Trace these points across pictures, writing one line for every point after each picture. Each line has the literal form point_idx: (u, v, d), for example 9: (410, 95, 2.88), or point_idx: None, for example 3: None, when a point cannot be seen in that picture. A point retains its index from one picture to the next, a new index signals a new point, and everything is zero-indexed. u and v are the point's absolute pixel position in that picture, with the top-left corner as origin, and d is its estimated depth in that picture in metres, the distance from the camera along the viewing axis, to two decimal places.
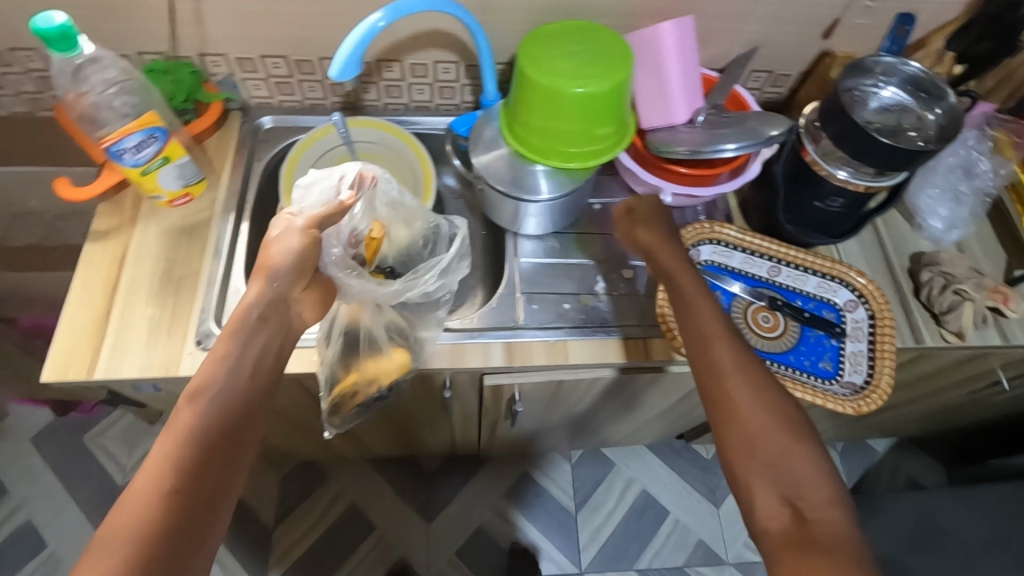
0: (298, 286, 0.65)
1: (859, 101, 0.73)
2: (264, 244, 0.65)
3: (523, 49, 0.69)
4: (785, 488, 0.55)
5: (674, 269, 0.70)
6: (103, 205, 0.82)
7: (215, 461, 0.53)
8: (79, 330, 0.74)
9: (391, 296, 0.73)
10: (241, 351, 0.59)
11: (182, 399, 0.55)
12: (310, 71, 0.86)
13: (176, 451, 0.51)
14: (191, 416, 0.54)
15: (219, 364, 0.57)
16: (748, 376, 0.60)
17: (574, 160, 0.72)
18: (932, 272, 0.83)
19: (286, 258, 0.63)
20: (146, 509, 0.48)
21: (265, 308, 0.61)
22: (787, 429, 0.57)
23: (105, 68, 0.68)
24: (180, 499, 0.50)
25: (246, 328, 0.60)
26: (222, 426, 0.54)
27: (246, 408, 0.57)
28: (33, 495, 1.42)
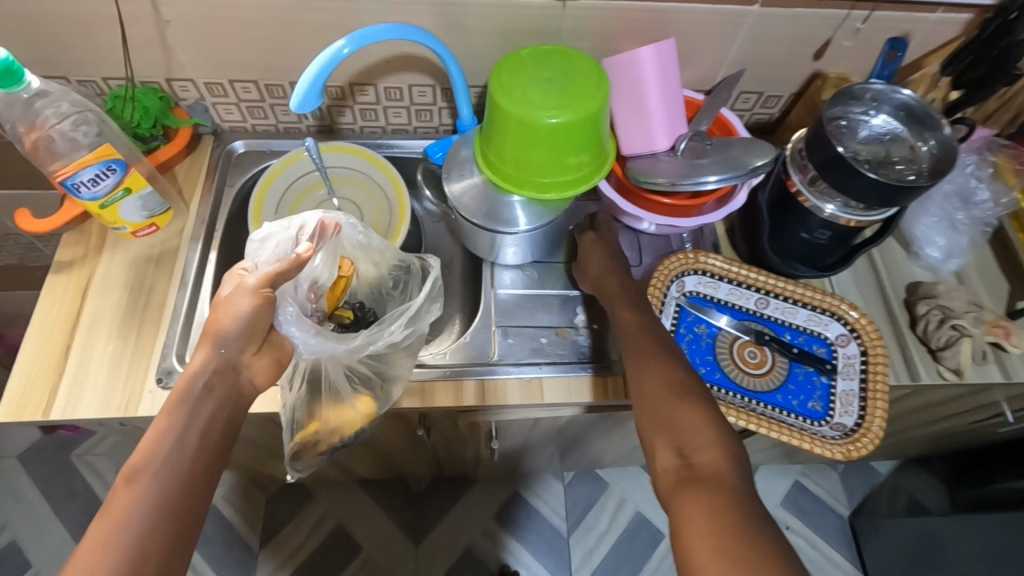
0: (249, 350, 0.61)
1: (848, 130, 0.70)
2: (214, 308, 0.61)
3: (494, 76, 0.66)
4: (676, 440, 0.56)
5: (615, 297, 0.72)
6: (67, 234, 0.80)
7: (159, 547, 0.49)
8: (37, 366, 0.72)
9: (352, 352, 0.68)
10: (186, 422, 0.54)
11: (119, 481, 0.50)
12: (281, 95, 0.84)
13: (112, 541, 0.47)
14: (129, 500, 0.49)
15: (163, 440, 0.53)
16: (657, 357, 0.63)
17: (549, 190, 0.69)
18: (929, 305, 0.79)
19: (236, 319, 0.59)
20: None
21: (210, 376, 0.57)
22: (675, 389, 0.59)
23: (56, 102, 0.66)
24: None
25: (193, 400, 0.56)
26: (166, 508, 0.50)
27: (192, 484, 0.52)
28: (18, 514, 1.40)
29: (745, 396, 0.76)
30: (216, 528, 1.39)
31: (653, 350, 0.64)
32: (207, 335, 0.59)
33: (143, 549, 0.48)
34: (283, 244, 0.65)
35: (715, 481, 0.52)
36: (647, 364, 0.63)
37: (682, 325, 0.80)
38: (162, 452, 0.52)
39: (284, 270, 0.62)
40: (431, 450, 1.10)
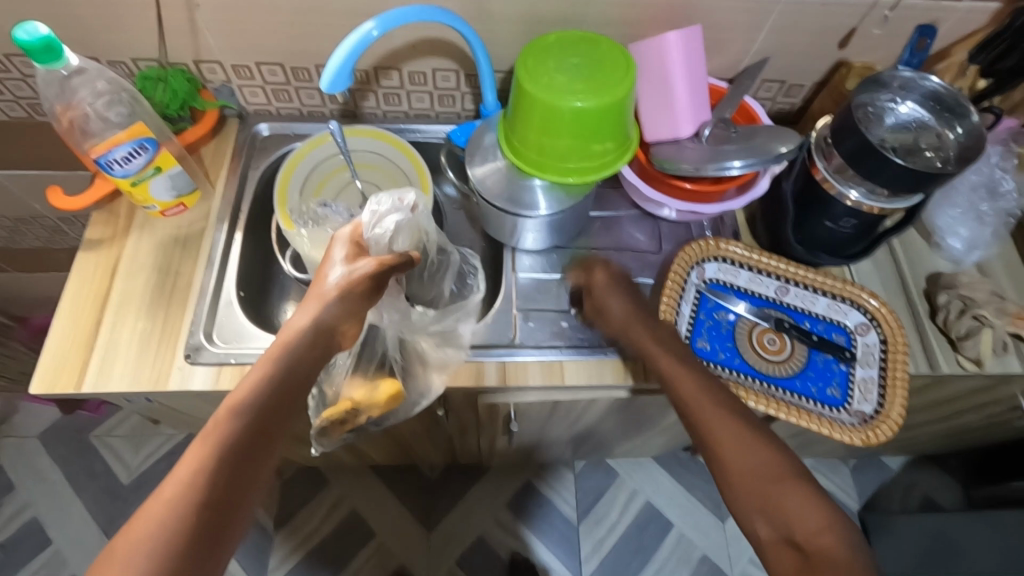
0: (352, 322, 0.61)
1: (875, 117, 0.70)
2: (324, 272, 0.62)
3: (520, 60, 0.66)
4: (781, 523, 0.54)
5: (654, 351, 0.69)
6: (97, 214, 0.81)
7: (242, 481, 0.49)
8: (69, 341, 0.73)
9: (409, 324, 0.76)
10: (289, 367, 0.55)
11: (220, 409, 0.52)
12: (307, 79, 0.85)
13: (204, 465, 0.48)
14: (227, 426, 0.50)
15: (269, 378, 0.53)
16: (739, 435, 0.60)
17: (572, 175, 0.70)
18: (950, 295, 0.79)
19: (341, 287, 0.60)
20: (161, 526, 0.45)
21: (316, 332, 0.57)
22: (770, 470, 0.57)
23: (93, 79, 0.67)
24: (197, 518, 0.46)
25: (298, 348, 0.56)
26: (256, 443, 0.50)
27: (282, 426, 0.53)
28: (39, 493, 1.43)
29: (765, 381, 0.77)
30: None
31: (735, 421, 0.61)
32: (319, 295, 0.60)
33: (228, 479, 0.48)
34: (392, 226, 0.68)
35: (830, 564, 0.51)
36: (734, 439, 0.59)
37: (703, 311, 0.80)
38: (266, 388, 0.53)
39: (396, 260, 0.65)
40: (446, 435, 1.11)
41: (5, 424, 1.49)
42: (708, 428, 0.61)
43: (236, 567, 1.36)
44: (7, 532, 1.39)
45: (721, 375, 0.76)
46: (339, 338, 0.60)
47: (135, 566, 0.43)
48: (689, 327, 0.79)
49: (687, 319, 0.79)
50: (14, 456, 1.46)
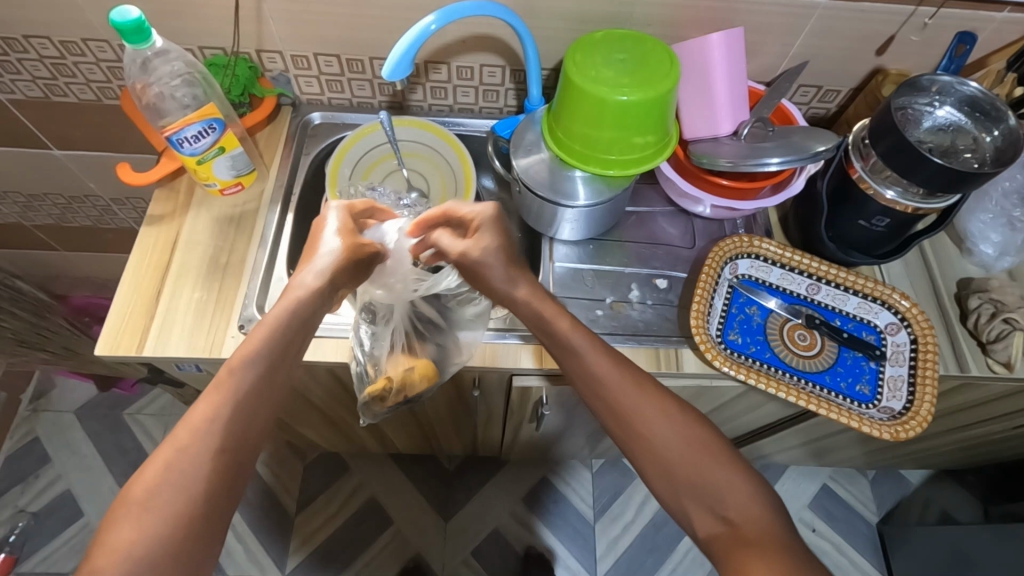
0: (350, 280, 0.70)
1: (912, 120, 0.73)
2: (323, 242, 0.69)
3: (569, 56, 0.70)
4: (713, 502, 0.60)
5: (558, 330, 0.67)
6: (159, 190, 0.86)
7: (248, 436, 0.58)
8: (132, 307, 0.78)
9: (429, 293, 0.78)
10: (288, 333, 0.63)
11: (224, 368, 0.60)
12: (360, 70, 0.89)
13: (215, 429, 0.57)
14: (236, 383, 0.59)
15: (265, 350, 0.61)
16: (662, 412, 0.63)
17: (613, 166, 0.73)
18: (981, 299, 0.80)
19: (343, 253, 0.68)
20: (179, 477, 0.54)
21: (323, 289, 0.66)
22: (702, 452, 0.62)
23: (172, 60, 0.72)
24: (214, 469, 0.55)
25: (302, 316, 0.64)
26: (257, 406, 0.59)
27: (280, 390, 0.62)
28: (74, 466, 1.47)
29: (795, 375, 0.79)
30: (255, 493, 1.44)
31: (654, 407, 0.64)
32: (324, 258, 0.68)
33: (236, 441, 0.57)
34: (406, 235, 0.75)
35: (763, 539, 0.57)
36: (656, 423, 0.63)
37: (734, 305, 0.82)
38: (266, 355, 0.61)
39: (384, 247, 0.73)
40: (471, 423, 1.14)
41: (43, 398, 1.55)
42: (631, 412, 0.64)
43: (258, 547, 1.39)
44: (41, 501, 1.44)
45: (752, 367, 0.78)
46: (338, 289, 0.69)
47: (163, 506, 0.53)
48: (721, 320, 0.81)
49: (719, 313, 0.81)
50: (50, 429, 1.51)
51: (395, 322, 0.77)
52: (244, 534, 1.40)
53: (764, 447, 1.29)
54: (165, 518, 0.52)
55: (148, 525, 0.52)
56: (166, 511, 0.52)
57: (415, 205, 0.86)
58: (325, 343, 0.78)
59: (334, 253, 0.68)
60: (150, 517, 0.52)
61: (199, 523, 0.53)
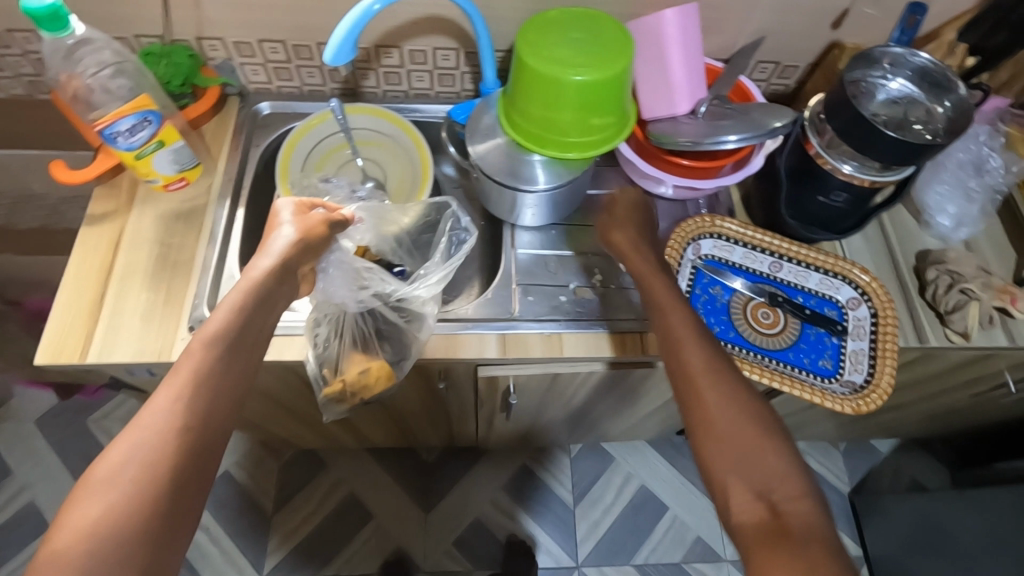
0: (307, 264, 0.67)
1: (866, 93, 0.72)
2: (275, 226, 0.65)
3: (521, 35, 0.67)
4: (760, 485, 0.53)
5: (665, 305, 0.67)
6: (99, 188, 0.82)
7: (214, 416, 0.50)
8: (75, 311, 0.74)
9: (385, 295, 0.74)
10: (254, 310, 0.57)
11: (194, 341, 0.53)
12: (308, 57, 0.85)
13: (180, 405, 0.49)
14: (204, 359, 0.52)
15: (231, 327, 0.55)
16: (725, 389, 0.58)
17: (572, 149, 0.71)
18: (938, 270, 0.81)
19: (299, 235, 0.64)
20: (139, 458, 0.46)
21: (282, 269, 0.62)
22: (758, 427, 0.56)
23: (99, 49, 0.69)
24: (180, 447, 0.47)
25: (263, 295, 0.59)
26: (224, 383, 0.52)
27: (249, 369, 0.55)
28: (37, 476, 1.42)
29: (759, 353, 0.79)
30: (230, 494, 1.41)
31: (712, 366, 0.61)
32: (279, 241, 0.63)
33: (205, 421, 0.50)
34: (347, 263, 0.71)
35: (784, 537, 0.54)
36: (720, 398, 0.58)
37: (698, 286, 0.82)
38: (233, 333, 0.55)
39: (342, 219, 0.71)
40: (444, 415, 1.12)
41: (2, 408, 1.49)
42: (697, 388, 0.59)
43: (234, 550, 1.36)
44: (6, 513, 1.39)
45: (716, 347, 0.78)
46: (297, 273, 0.64)
47: (121, 485, 0.45)
48: None
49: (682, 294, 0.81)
50: (10, 440, 1.45)
51: (345, 323, 0.74)
52: (219, 537, 1.37)
53: None
54: (122, 499, 0.44)
55: (101, 510, 0.43)
56: (125, 492, 0.44)
57: (371, 196, 0.83)
58: (284, 342, 0.75)
59: (288, 237, 0.64)
60: (107, 500, 0.44)
61: (164, 508, 0.45)
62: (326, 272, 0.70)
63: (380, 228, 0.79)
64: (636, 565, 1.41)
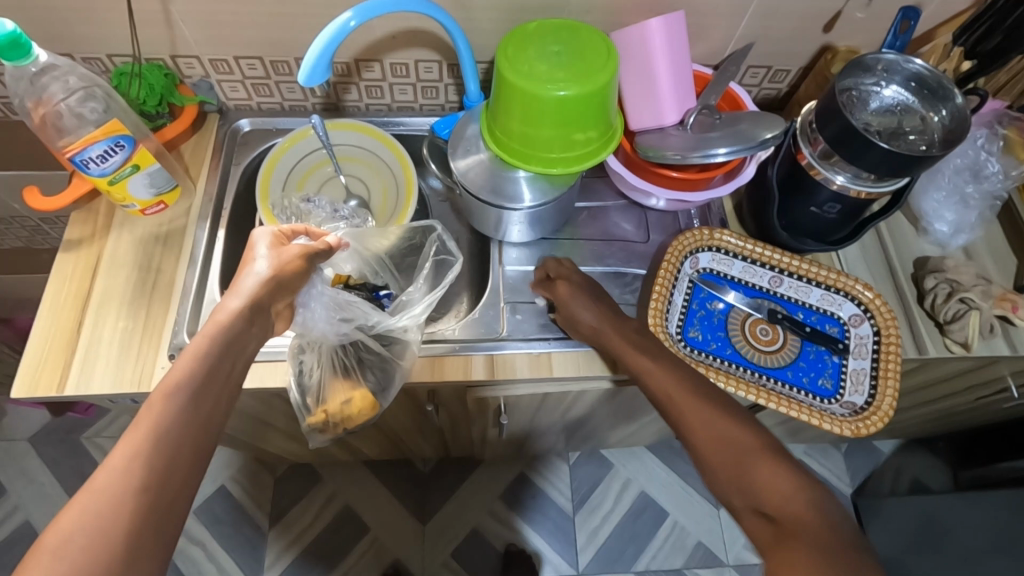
0: (281, 301, 0.63)
1: (859, 101, 0.71)
2: (248, 261, 0.61)
3: (501, 50, 0.65)
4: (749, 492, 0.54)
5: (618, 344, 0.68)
6: (76, 213, 0.80)
7: (178, 468, 0.47)
8: (51, 341, 0.72)
9: (369, 325, 0.73)
10: (221, 356, 0.53)
11: (155, 392, 0.49)
12: (286, 72, 0.83)
13: (138, 460, 0.45)
14: (165, 410, 0.48)
15: (196, 375, 0.51)
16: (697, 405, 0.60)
17: (556, 165, 0.69)
18: (937, 279, 0.79)
19: (274, 271, 0.60)
20: (95, 519, 0.42)
21: (254, 308, 0.58)
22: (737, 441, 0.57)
23: (64, 76, 0.68)
24: (137, 509, 0.43)
25: (230, 338, 0.55)
26: (189, 434, 0.48)
27: (216, 418, 0.51)
28: (32, 496, 1.40)
29: (756, 371, 0.77)
30: (226, 509, 1.40)
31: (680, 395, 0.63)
32: (251, 278, 0.59)
33: (166, 475, 0.46)
34: (330, 296, 0.69)
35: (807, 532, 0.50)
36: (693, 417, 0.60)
37: (695, 301, 0.80)
38: (198, 379, 0.51)
39: (323, 249, 0.67)
40: (437, 430, 1.11)
41: None
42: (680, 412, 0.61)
43: (231, 566, 1.35)
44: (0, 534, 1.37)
45: (712, 364, 0.76)
46: (270, 312, 0.61)
47: (72, 556, 0.40)
48: (681, 316, 0.79)
49: (679, 309, 0.79)
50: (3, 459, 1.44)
51: (326, 354, 0.72)
52: (215, 552, 1.36)
53: None
54: (73, 572, 0.40)
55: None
56: (77, 561, 0.40)
57: (354, 216, 0.83)
58: (264, 368, 0.73)
59: (260, 274, 0.60)
60: (57, 568, 0.40)
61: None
62: (306, 307, 0.67)
63: (363, 253, 0.79)
64: (637, 572, 1.39)
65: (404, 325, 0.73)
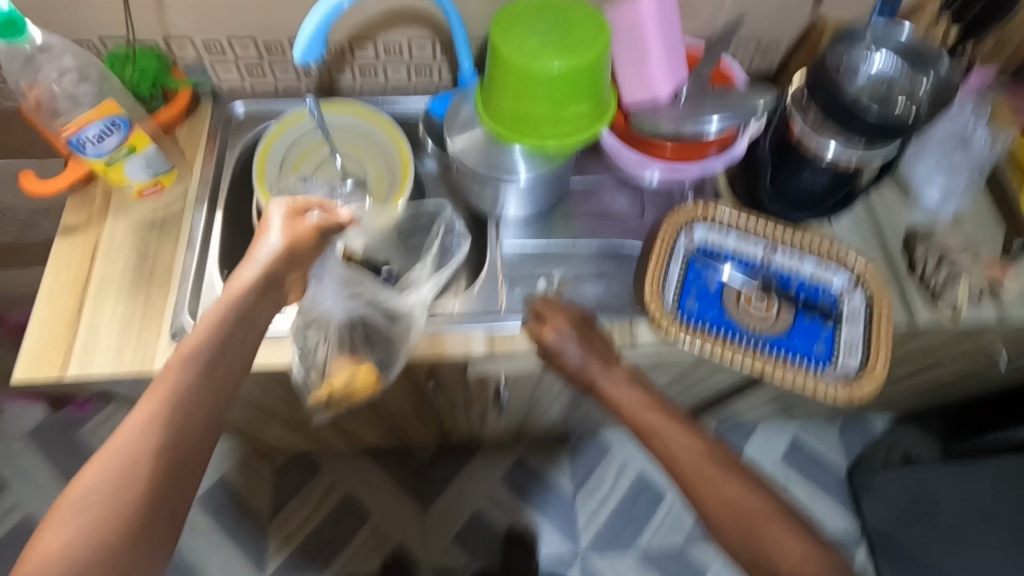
0: (293, 274, 0.64)
1: (849, 68, 0.68)
2: (262, 233, 0.62)
3: (494, 26, 0.66)
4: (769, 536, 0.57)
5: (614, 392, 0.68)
6: (72, 198, 0.80)
7: (191, 435, 0.47)
8: (50, 326, 0.72)
9: (376, 301, 0.75)
10: (236, 327, 0.53)
11: (173, 359, 0.50)
12: (279, 53, 0.83)
13: (154, 424, 0.46)
14: (181, 377, 0.48)
15: (212, 343, 0.51)
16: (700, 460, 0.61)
17: (551, 139, 0.68)
18: (927, 247, 0.81)
19: (286, 244, 0.62)
20: (111, 479, 0.43)
21: (266, 282, 0.58)
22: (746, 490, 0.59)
23: (58, 56, 0.68)
24: (152, 472, 0.44)
25: (243, 311, 0.55)
26: (204, 403, 0.49)
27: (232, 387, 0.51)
28: (33, 490, 1.40)
29: (751, 341, 0.78)
30: (228, 499, 1.41)
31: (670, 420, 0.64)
32: (263, 251, 0.60)
33: (179, 441, 0.46)
34: (341, 271, 0.74)
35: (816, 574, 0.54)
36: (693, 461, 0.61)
37: (690, 273, 0.81)
38: (214, 349, 0.51)
39: (338, 224, 0.67)
40: (438, 412, 1.11)
41: None
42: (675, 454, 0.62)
43: (236, 554, 1.36)
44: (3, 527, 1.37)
45: (708, 334, 0.77)
46: (283, 285, 0.62)
47: (92, 510, 0.42)
48: (677, 289, 0.80)
49: (675, 281, 0.80)
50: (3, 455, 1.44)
51: (335, 330, 0.73)
52: (219, 541, 1.37)
53: (735, 406, 1.30)
54: (93, 526, 0.42)
55: (70, 536, 0.41)
56: (96, 517, 0.42)
57: (351, 195, 0.82)
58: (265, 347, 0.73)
59: (274, 246, 0.61)
60: (80, 521, 0.42)
61: (136, 532, 0.43)
62: (318, 279, 0.73)
63: (370, 231, 0.80)
64: (637, 550, 1.41)
65: (410, 300, 0.76)
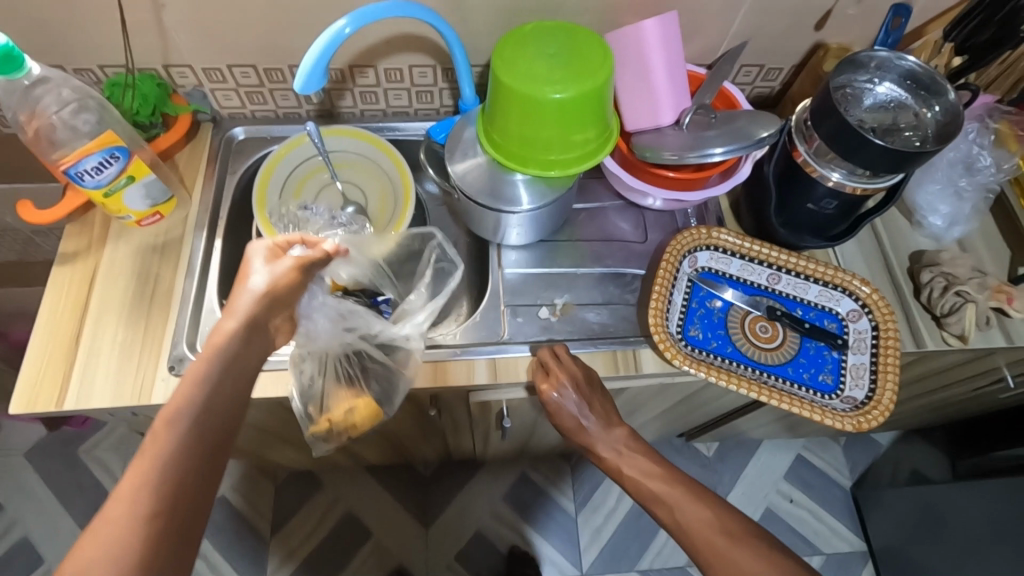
0: (276, 317, 0.62)
1: (853, 98, 0.71)
2: (243, 276, 0.61)
3: (496, 53, 0.65)
4: None
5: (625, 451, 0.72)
6: (71, 225, 0.79)
7: (186, 492, 0.46)
8: (47, 357, 0.71)
9: (371, 335, 0.74)
10: (221, 380, 0.53)
11: (160, 420, 0.48)
12: (280, 79, 0.83)
13: (147, 487, 0.45)
14: (171, 437, 0.47)
15: (198, 397, 0.50)
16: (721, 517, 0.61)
17: (554, 167, 0.69)
18: (933, 273, 0.80)
19: (269, 287, 0.60)
20: (107, 551, 0.42)
21: (248, 327, 0.57)
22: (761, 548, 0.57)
23: (56, 88, 0.67)
24: (148, 536, 0.43)
25: (227, 361, 0.54)
26: (195, 459, 0.48)
27: (224, 438, 0.51)
28: (30, 510, 1.39)
29: (757, 369, 0.77)
30: (226, 520, 1.39)
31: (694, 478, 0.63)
32: (244, 296, 0.59)
33: (174, 501, 0.46)
34: (332, 305, 0.71)
35: None
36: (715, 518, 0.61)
37: (694, 300, 0.80)
38: (201, 403, 0.50)
39: (320, 257, 0.66)
40: (439, 434, 1.10)
41: None
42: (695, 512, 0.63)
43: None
44: None
45: (713, 363, 0.77)
46: (268, 328, 0.60)
47: None
48: (681, 316, 0.79)
49: (679, 308, 0.79)
50: None
51: (330, 363, 0.72)
52: (218, 563, 1.35)
53: (739, 426, 1.29)
54: None
55: None
56: None
57: (351, 223, 0.83)
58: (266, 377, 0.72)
59: (254, 291, 0.59)
60: None
61: None
62: (309, 318, 0.69)
63: (360, 260, 0.78)
64: (641, 571, 1.40)
65: (405, 333, 0.74)
